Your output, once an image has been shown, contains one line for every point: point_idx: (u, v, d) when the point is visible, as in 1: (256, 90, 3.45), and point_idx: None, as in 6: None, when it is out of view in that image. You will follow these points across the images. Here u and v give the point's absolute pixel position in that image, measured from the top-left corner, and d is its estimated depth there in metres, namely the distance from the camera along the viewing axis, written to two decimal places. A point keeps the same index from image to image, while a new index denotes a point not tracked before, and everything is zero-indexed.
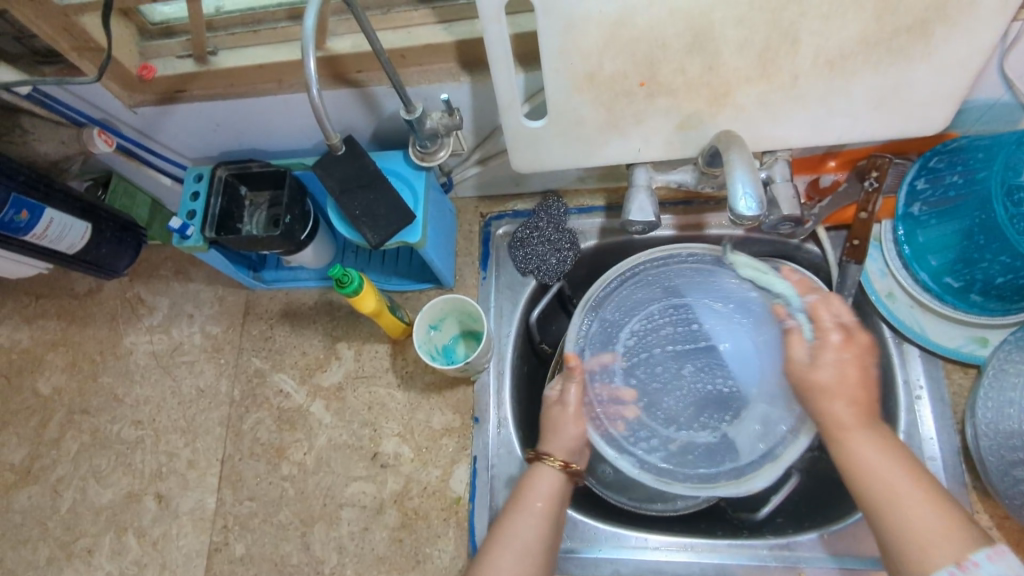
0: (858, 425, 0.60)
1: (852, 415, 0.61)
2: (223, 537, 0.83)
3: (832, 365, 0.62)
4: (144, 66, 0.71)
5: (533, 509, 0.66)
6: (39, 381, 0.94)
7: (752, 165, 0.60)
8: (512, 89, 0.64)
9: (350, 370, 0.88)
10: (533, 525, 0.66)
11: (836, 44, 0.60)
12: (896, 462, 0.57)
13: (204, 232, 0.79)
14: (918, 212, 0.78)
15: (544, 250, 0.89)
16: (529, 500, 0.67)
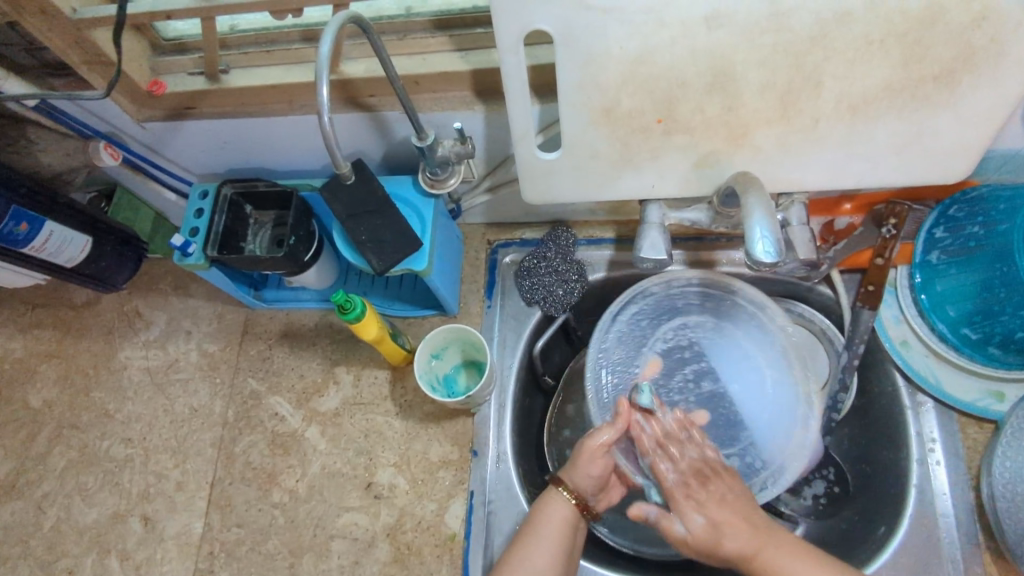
0: (762, 535, 0.57)
1: (746, 538, 0.57)
2: (208, 564, 0.81)
3: (701, 516, 0.60)
4: (155, 82, 0.70)
5: (546, 535, 0.66)
6: (29, 393, 0.92)
7: (770, 208, 0.58)
8: (527, 121, 0.63)
9: (348, 396, 0.86)
10: (549, 551, 0.65)
11: (860, 89, 0.59)
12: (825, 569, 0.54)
13: (206, 250, 0.77)
14: (936, 260, 0.75)
15: (550, 281, 0.86)
16: (542, 532, 0.66)
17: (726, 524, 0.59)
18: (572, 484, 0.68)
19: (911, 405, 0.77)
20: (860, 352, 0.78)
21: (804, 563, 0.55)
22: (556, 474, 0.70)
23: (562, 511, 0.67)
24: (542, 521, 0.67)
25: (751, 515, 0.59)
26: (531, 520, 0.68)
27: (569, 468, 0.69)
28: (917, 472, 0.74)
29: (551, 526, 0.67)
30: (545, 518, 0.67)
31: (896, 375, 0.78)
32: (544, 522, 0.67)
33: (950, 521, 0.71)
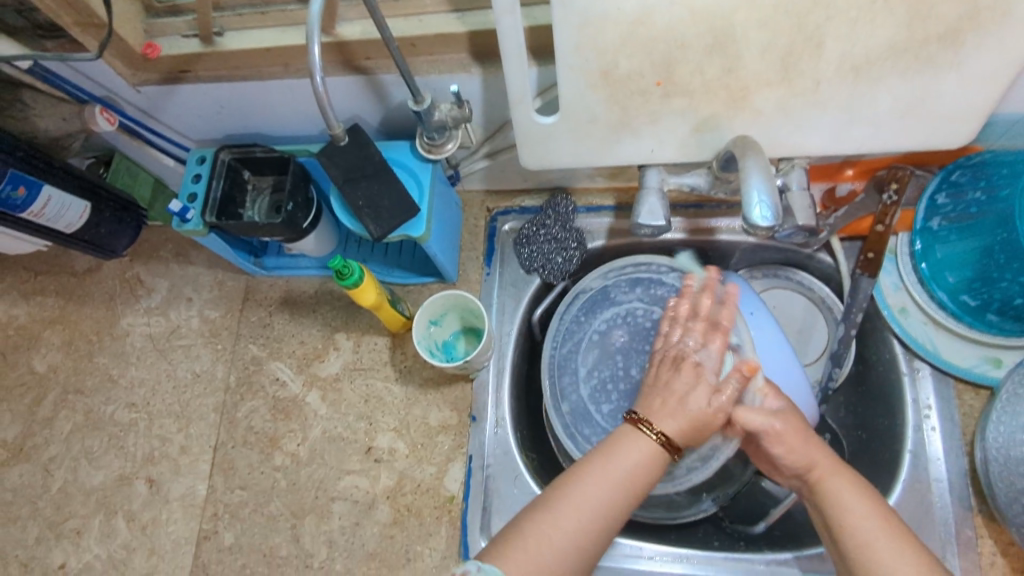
0: (835, 470, 0.60)
1: (829, 461, 0.61)
2: (212, 525, 0.82)
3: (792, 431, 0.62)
4: (149, 44, 0.69)
5: (609, 473, 0.58)
6: (34, 358, 0.94)
7: (768, 172, 0.58)
8: (524, 84, 0.62)
9: (349, 361, 0.87)
10: (601, 492, 0.57)
11: (863, 50, 0.57)
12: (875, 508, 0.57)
13: (205, 216, 0.77)
14: (937, 226, 0.75)
15: (550, 249, 0.87)
16: (608, 468, 0.58)
17: (804, 434, 0.62)
18: (655, 425, 0.61)
19: (908, 372, 0.77)
20: (858, 321, 0.78)
21: (859, 496, 0.58)
22: (636, 412, 0.63)
23: (644, 452, 0.59)
24: (616, 456, 0.59)
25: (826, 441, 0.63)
26: (602, 451, 0.60)
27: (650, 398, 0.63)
28: (912, 437, 0.74)
29: (626, 467, 0.58)
30: (620, 455, 0.59)
31: (894, 343, 0.78)
32: (619, 457, 0.59)
33: (943, 486, 0.72)
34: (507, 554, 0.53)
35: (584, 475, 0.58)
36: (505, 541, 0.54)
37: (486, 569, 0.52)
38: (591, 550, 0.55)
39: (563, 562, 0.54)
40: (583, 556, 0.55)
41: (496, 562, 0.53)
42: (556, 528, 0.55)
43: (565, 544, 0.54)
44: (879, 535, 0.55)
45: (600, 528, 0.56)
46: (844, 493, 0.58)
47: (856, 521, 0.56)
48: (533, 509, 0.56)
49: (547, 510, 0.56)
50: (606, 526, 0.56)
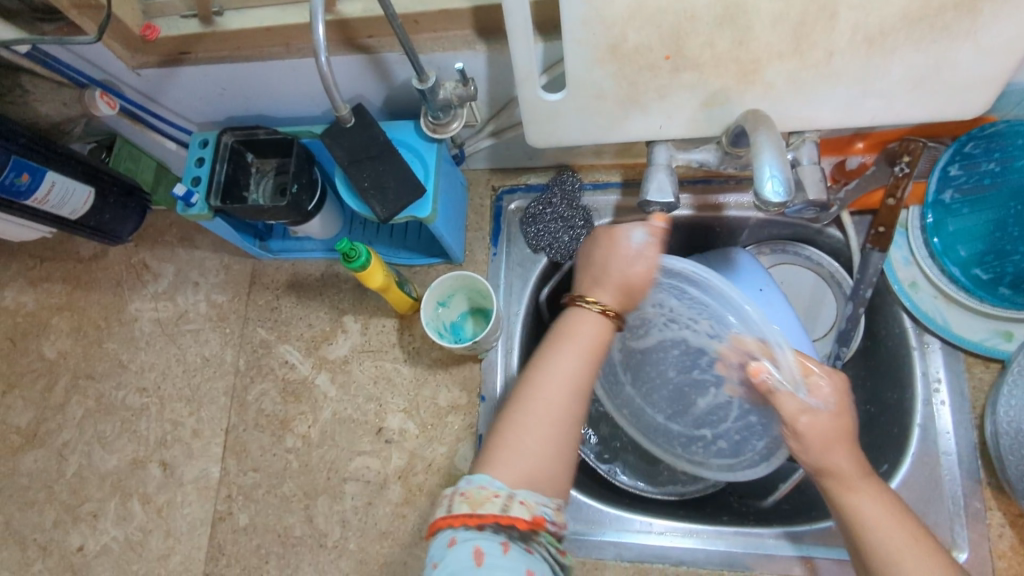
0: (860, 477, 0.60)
1: (852, 465, 0.60)
2: (227, 506, 0.83)
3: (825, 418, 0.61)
4: (147, 25, 0.68)
5: (575, 348, 0.66)
6: (44, 344, 0.94)
7: (780, 147, 0.57)
8: (531, 60, 0.61)
9: (357, 343, 0.87)
10: (567, 369, 0.64)
11: (877, 19, 0.56)
12: (896, 518, 0.58)
13: (210, 200, 0.76)
14: (949, 199, 0.76)
15: (557, 228, 0.87)
16: (570, 340, 0.66)
17: (835, 439, 0.61)
18: (598, 300, 0.68)
19: (918, 346, 0.77)
20: (866, 297, 0.79)
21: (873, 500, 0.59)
22: (574, 292, 0.70)
23: (591, 322, 0.67)
24: (575, 334, 0.66)
25: (854, 445, 0.61)
26: (559, 334, 0.67)
27: (586, 279, 0.71)
28: (921, 412, 0.74)
29: (582, 340, 0.66)
30: (576, 327, 0.67)
31: (905, 318, 0.78)
32: (575, 332, 0.67)
33: (952, 459, 0.72)
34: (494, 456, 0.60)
35: (550, 359, 0.65)
36: (492, 443, 0.62)
37: (477, 480, 0.57)
38: (569, 424, 0.63)
39: (546, 436, 0.61)
40: (564, 426, 0.62)
41: (484, 471, 0.59)
42: (534, 407, 0.62)
43: (543, 426, 0.62)
44: (901, 548, 0.57)
45: (570, 399, 0.63)
46: (864, 507, 0.59)
47: (879, 528, 0.58)
48: (516, 407, 0.63)
49: (529, 396, 0.63)
50: (582, 395, 0.64)
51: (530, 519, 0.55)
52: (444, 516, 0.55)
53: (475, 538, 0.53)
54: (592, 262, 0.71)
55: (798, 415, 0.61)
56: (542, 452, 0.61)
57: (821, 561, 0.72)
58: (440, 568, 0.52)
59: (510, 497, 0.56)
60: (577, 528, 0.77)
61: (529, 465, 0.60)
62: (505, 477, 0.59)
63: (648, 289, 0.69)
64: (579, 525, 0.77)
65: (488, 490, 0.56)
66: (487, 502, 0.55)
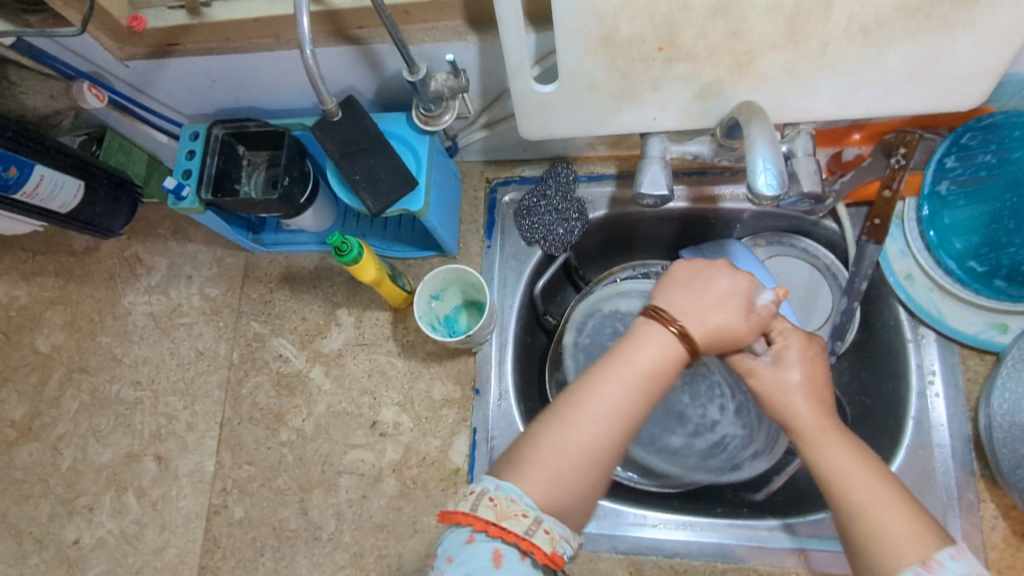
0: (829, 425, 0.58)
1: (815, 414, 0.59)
2: (222, 499, 0.83)
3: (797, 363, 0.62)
4: (134, 17, 0.67)
5: (627, 373, 0.58)
6: (37, 338, 0.94)
7: (773, 139, 0.56)
8: (522, 50, 0.60)
9: (351, 337, 0.86)
10: (613, 394, 0.57)
11: (872, 10, 0.55)
12: (869, 471, 0.54)
13: (200, 193, 0.76)
14: (946, 191, 0.75)
15: (551, 220, 0.86)
16: (623, 361, 0.58)
17: (785, 393, 0.61)
18: (678, 322, 0.60)
19: (913, 339, 0.76)
20: (861, 290, 0.79)
21: (846, 451, 0.55)
22: (653, 305, 0.62)
23: (659, 341, 0.59)
24: (637, 357, 0.58)
25: (819, 401, 0.60)
26: (616, 352, 0.59)
27: (671, 296, 0.62)
28: (915, 404, 0.74)
29: (642, 364, 0.58)
30: (639, 350, 0.59)
31: (900, 309, 0.77)
32: (638, 354, 0.59)
33: (945, 451, 0.72)
34: (521, 473, 0.54)
35: (598, 380, 0.58)
36: (518, 460, 0.55)
37: (506, 489, 0.53)
38: (607, 453, 0.56)
39: (574, 470, 0.55)
40: (597, 465, 0.56)
41: (515, 481, 0.54)
42: (572, 434, 0.56)
43: (575, 457, 0.55)
44: (870, 502, 0.52)
45: (613, 429, 0.56)
46: (835, 455, 0.55)
47: (845, 474, 0.54)
48: (550, 423, 0.57)
49: (564, 419, 0.56)
50: (619, 427, 0.57)
51: (552, 554, 0.51)
52: (466, 512, 0.52)
53: (494, 543, 0.51)
54: (668, 279, 0.64)
55: (755, 369, 0.63)
56: (573, 478, 0.55)
57: (814, 555, 0.71)
58: (454, 563, 0.50)
59: (538, 523, 0.52)
60: None
61: (558, 488, 0.54)
62: (534, 495, 0.53)
63: (731, 330, 0.61)
64: None
65: (517, 505, 0.52)
66: (515, 519, 0.51)
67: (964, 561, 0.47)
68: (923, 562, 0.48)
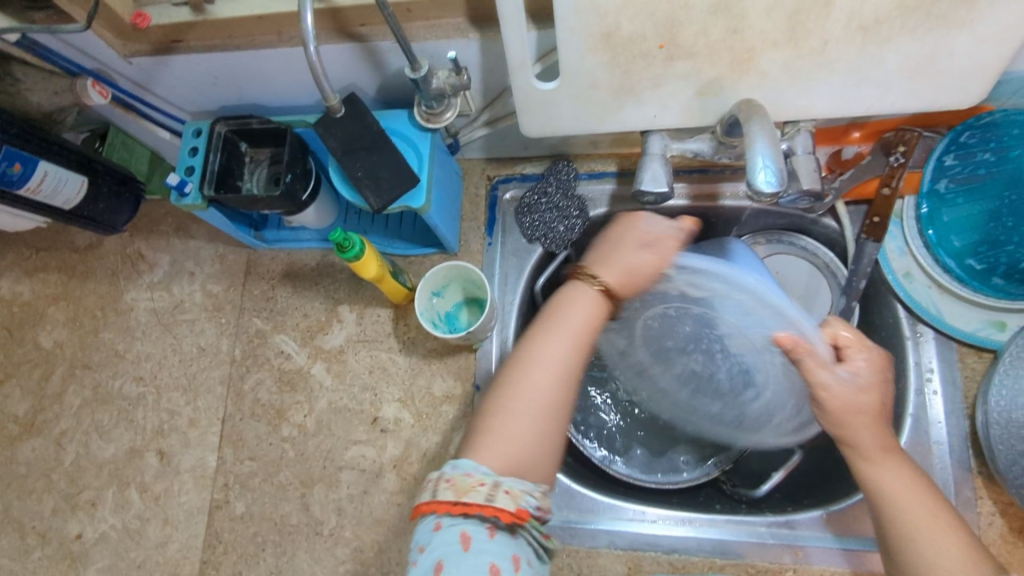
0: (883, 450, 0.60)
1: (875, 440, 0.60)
2: (223, 495, 0.84)
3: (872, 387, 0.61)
4: (138, 14, 0.68)
5: (563, 330, 0.64)
6: (40, 334, 0.94)
7: (773, 136, 0.57)
8: (524, 48, 0.61)
9: (352, 333, 0.87)
10: (553, 348, 0.63)
11: (872, 8, 0.56)
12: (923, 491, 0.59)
13: (203, 189, 0.76)
14: (944, 189, 0.75)
15: (552, 218, 0.87)
16: (563, 322, 0.64)
17: (856, 417, 0.60)
18: (597, 275, 0.66)
19: (911, 336, 0.77)
20: (860, 289, 0.79)
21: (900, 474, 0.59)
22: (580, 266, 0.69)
23: (585, 299, 0.65)
24: (571, 316, 0.64)
25: (880, 420, 0.61)
26: (551, 314, 0.65)
27: (596, 258, 0.68)
28: (913, 401, 0.74)
29: (572, 323, 0.64)
30: (568, 309, 0.65)
31: (898, 307, 0.78)
32: (570, 316, 0.64)
33: (944, 449, 0.72)
34: (482, 445, 0.59)
35: (540, 339, 0.64)
36: (478, 428, 0.60)
37: (461, 465, 0.56)
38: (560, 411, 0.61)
39: (533, 427, 0.60)
40: (552, 414, 0.61)
41: (469, 456, 0.58)
42: (523, 395, 0.61)
43: (531, 411, 0.60)
44: (923, 527, 0.57)
45: (561, 384, 0.62)
46: (886, 480, 0.59)
47: (906, 505, 0.58)
48: (500, 391, 0.62)
49: (510, 385, 0.62)
50: (569, 383, 0.62)
51: (515, 510, 0.53)
52: (429, 500, 0.54)
53: (460, 524, 0.53)
54: (604, 241, 0.70)
55: (828, 382, 0.60)
56: (532, 438, 0.60)
57: (811, 550, 0.72)
58: (426, 551, 0.53)
59: (496, 486, 0.54)
60: (570, 516, 0.77)
61: (513, 449, 0.58)
62: (491, 464, 0.57)
63: (651, 275, 0.67)
64: (569, 512, 0.77)
65: (474, 477, 0.55)
66: (473, 490, 0.54)
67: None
68: (966, 575, 0.54)
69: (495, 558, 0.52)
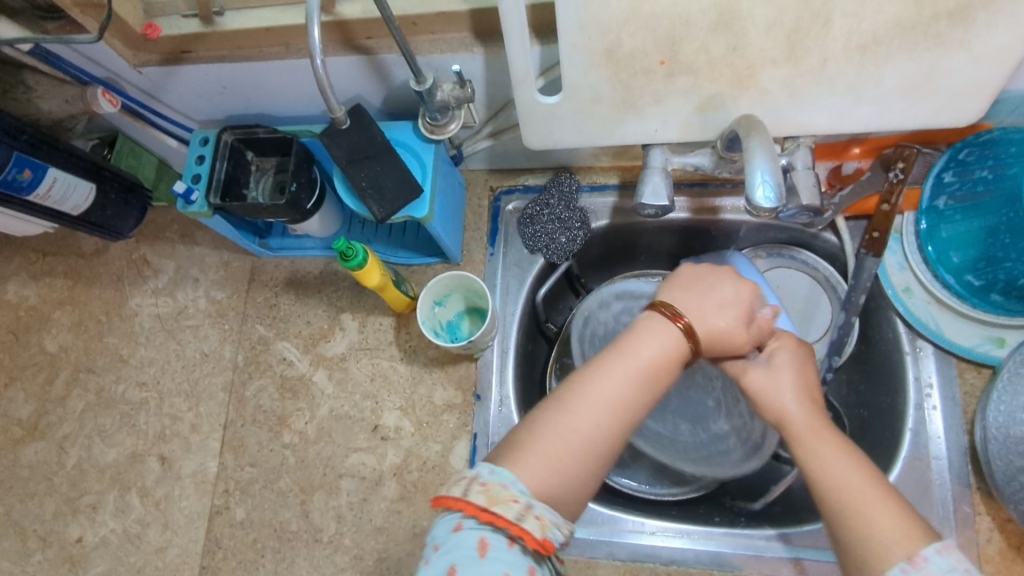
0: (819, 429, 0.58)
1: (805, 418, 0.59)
2: (224, 500, 0.84)
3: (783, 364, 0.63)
4: (149, 25, 0.69)
5: (634, 364, 0.58)
6: (45, 338, 0.95)
7: (772, 152, 0.58)
8: (527, 63, 0.62)
9: (355, 341, 0.88)
10: (620, 381, 0.58)
11: (870, 28, 0.57)
12: (860, 471, 0.54)
13: (209, 198, 0.77)
14: (943, 206, 0.76)
15: (554, 229, 0.87)
16: (632, 351, 0.59)
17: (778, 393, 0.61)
18: (678, 311, 0.61)
19: (910, 351, 0.77)
20: (860, 304, 0.79)
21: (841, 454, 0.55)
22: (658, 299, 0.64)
23: (665, 337, 0.60)
24: (641, 348, 0.59)
25: (808, 401, 0.61)
26: (622, 345, 0.60)
27: (678, 294, 0.64)
28: (912, 416, 0.75)
29: (646, 358, 0.59)
30: (645, 339, 0.60)
31: (897, 321, 0.78)
32: (641, 346, 0.60)
33: (942, 464, 0.73)
34: (518, 463, 0.54)
35: (606, 371, 0.58)
36: (516, 446, 0.56)
37: (498, 474, 0.53)
38: (606, 451, 0.57)
39: (575, 461, 0.55)
40: (596, 455, 0.56)
41: (510, 467, 0.54)
42: (571, 424, 0.56)
43: (575, 442, 0.56)
44: (858, 505, 0.52)
45: (615, 421, 0.57)
46: (824, 459, 0.56)
47: (837, 475, 0.54)
48: (549, 410, 0.57)
49: (560, 413, 0.57)
50: (622, 422, 0.57)
51: (542, 539, 0.50)
52: (457, 497, 0.51)
53: (481, 529, 0.50)
54: (675, 279, 0.66)
55: (746, 368, 0.64)
56: (570, 470, 0.55)
57: (809, 564, 0.72)
58: (440, 551, 0.50)
59: (530, 507, 0.51)
60: None
61: (550, 477, 0.54)
62: (528, 483, 0.54)
63: (730, 336, 0.62)
64: None
65: (509, 490, 0.52)
66: (505, 503, 0.51)
67: (951, 557, 0.47)
68: (908, 559, 0.48)
69: (511, 571, 0.49)
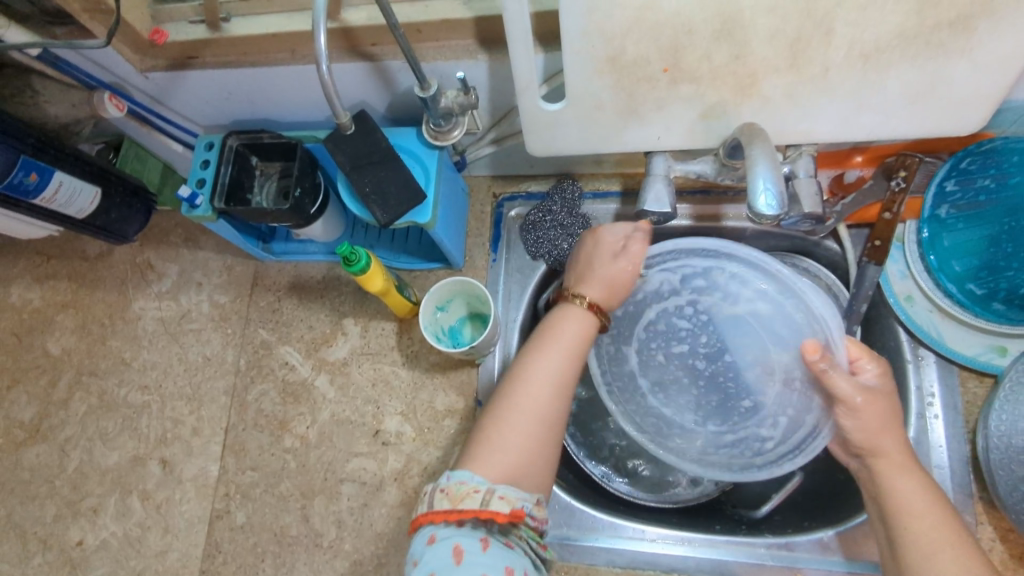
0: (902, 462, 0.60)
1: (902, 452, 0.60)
2: (224, 505, 0.84)
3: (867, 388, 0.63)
4: (155, 31, 0.70)
5: (558, 347, 0.64)
6: (48, 341, 0.95)
7: (775, 160, 0.58)
8: (531, 70, 0.62)
9: (356, 346, 0.88)
10: (548, 363, 0.64)
11: (872, 37, 0.57)
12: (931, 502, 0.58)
13: (214, 202, 0.77)
14: (945, 215, 0.77)
15: (556, 235, 0.87)
16: (553, 339, 0.65)
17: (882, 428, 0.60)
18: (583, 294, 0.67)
19: (913, 359, 0.77)
20: (862, 312, 0.79)
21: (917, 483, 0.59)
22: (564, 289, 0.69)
23: (576, 317, 0.66)
24: (558, 330, 0.65)
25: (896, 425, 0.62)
26: (543, 334, 0.66)
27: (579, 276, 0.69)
28: (914, 425, 0.74)
29: (564, 335, 0.65)
30: (559, 327, 0.66)
31: (900, 330, 0.78)
32: (560, 328, 0.65)
33: (944, 473, 0.72)
34: (478, 458, 0.59)
35: (534, 356, 0.64)
36: (477, 441, 0.61)
37: (456, 476, 0.57)
38: (556, 418, 0.62)
39: (529, 435, 0.60)
40: (547, 424, 0.62)
41: (466, 467, 0.58)
42: (517, 415, 0.61)
43: (527, 422, 0.61)
44: (926, 539, 0.56)
45: (555, 394, 0.63)
46: (903, 487, 0.59)
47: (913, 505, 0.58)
48: (499, 406, 0.62)
49: (507, 403, 0.62)
50: (561, 391, 0.63)
51: (511, 512, 0.54)
52: (425, 511, 0.56)
53: (454, 537, 0.54)
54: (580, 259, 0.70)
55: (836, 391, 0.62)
56: (530, 449, 0.60)
57: (810, 572, 0.72)
58: (420, 566, 0.53)
59: (491, 492, 0.55)
60: (568, 532, 0.77)
61: (515, 462, 0.59)
62: (489, 474, 0.58)
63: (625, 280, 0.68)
64: (568, 528, 0.77)
65: (468, 485, 0.56)
66: (469, 497, 0.55)
67: None
68: None
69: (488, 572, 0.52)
